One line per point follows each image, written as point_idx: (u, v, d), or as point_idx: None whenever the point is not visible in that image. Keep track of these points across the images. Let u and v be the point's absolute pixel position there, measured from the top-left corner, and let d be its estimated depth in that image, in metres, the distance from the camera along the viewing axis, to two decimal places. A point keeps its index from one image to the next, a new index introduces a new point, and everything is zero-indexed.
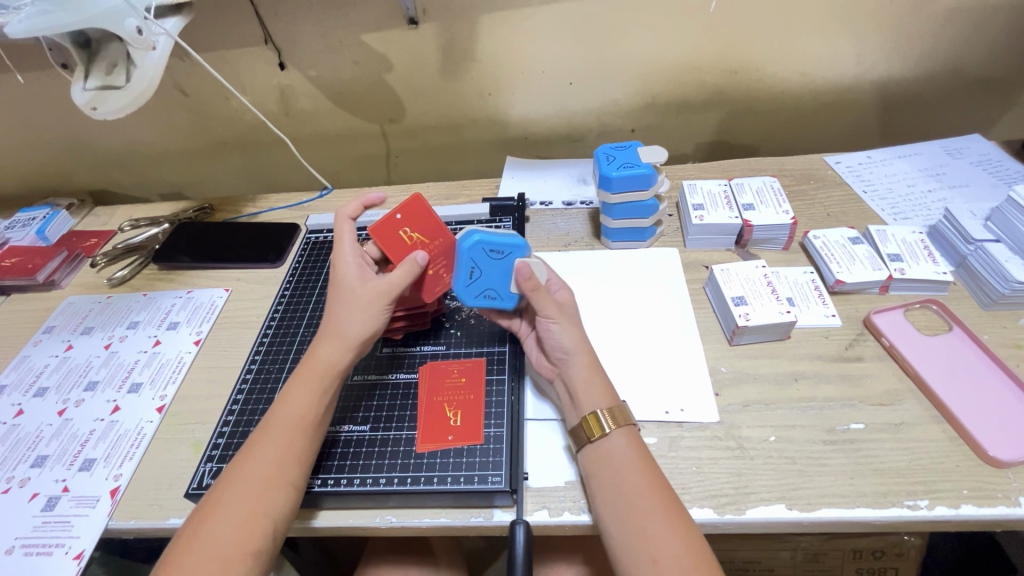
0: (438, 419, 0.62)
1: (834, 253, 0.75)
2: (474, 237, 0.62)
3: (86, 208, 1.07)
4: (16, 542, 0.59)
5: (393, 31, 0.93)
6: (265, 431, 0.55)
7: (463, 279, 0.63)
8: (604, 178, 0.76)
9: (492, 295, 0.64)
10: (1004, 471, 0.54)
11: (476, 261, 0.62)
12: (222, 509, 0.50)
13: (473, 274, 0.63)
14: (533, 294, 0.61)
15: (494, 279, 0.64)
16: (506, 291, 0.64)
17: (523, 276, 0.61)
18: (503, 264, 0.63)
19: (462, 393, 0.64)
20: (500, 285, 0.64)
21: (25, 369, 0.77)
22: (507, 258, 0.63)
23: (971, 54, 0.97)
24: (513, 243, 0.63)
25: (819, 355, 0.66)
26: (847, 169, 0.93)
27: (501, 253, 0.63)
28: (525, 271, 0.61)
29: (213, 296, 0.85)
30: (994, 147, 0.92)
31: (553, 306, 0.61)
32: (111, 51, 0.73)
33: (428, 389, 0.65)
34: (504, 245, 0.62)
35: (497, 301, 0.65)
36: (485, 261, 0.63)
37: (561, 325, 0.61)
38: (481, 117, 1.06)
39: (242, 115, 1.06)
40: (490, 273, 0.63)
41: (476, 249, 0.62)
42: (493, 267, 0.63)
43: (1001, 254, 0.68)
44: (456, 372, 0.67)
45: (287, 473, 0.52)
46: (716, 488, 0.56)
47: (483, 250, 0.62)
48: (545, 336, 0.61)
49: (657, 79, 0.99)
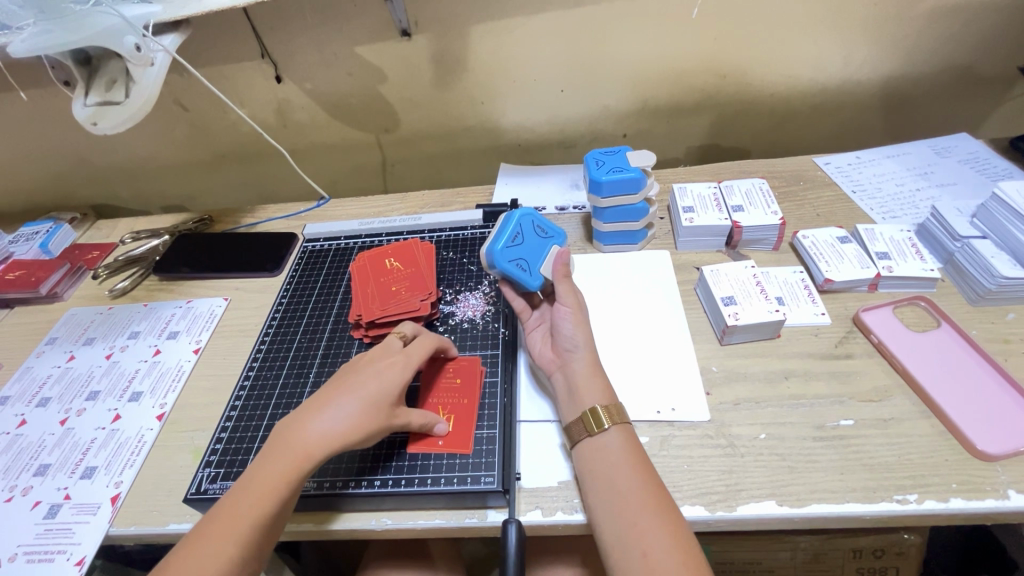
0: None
1: (822, 252, 0.76)
2: (529, 212, 0.72)
3: (89, 222, 1.10)
4: (19, 550, 0.60)
5: (386, 43, 0.95)
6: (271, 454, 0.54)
7: (507, 239, 0.68)
8: (594, 182, 0.77)
9: (521, 266, 0.67)
10: (993, 464, 0.55)
11: (523, 229, 0.70)
12: (217, 518, 0.51)
13: (516, 238, 0.69)
14: (562, 278, 0.67)
15: (530, 253, 0.69)
16: (535, 269, 0.68)
17: (560, 260, 0.68)
18: (544, 244, 0.71)
19: (457, 397, 0.65)
20: (532, 261, 0.68)
21: (28, 381, 0.79)
22: (548, 239, 0.71)
23: (955, 55, 0.98)
24: (556, 231, 0.73)
25: (808, 353, 0.67)
26: (836, 169, 0.94)
27: (546, 234, 0.72)
28: (562, 256, 0.69)
29: (212, 305, 0.86)
30: (981, 145, 0.93)
31: (572, 296, 0.65)
32: (111, 67, 0.75)
33: (422, 391, 0.65)
34: (551, 230, 0.72)
35: (523, 275, 0.67)
36: (531, 234, 0.71)
37: (574, 317, 0.64)
38: (475, 125, 1.07)
39: (240, 128, 1.08)
40: (529, 246, 0.69)
41: (526, 222, 0.71)
42: (534, 242, 0.70)
43: (987, 250, 0.69)
44: (450, 376, 0.67)
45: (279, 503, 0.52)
46: (707, 486, 0.56)
47: (533, 225, 0.72)
48: (559, 326, 0.64)
49: (647, 84, 1.01)
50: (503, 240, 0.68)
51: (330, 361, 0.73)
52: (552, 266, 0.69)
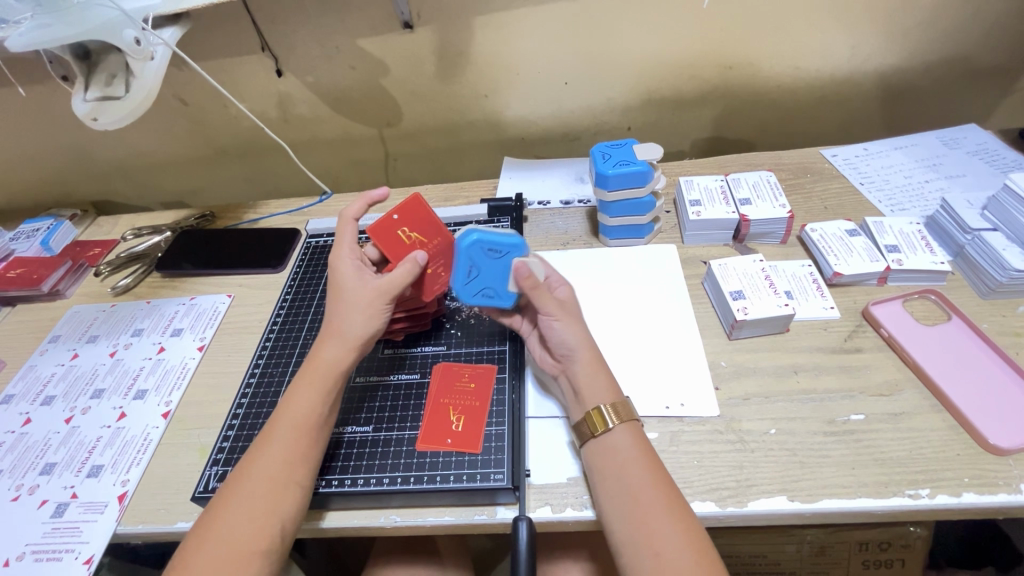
0: (442, 421, 0.62)
1: (831, 246, 0.75)
2: (472, 236, 0.63)
3: (90, 218, 1.09)
4: (26, 549, 0.60)
5: (388, 35, 0.94)
6: (269, 436, 0.55)
7: (462, 279, 0.64)
8: (600, 176, 0.76)
9: (490, 294, 0.65)
10: (1005, 459, 0.55)
11: (474, 260, 0.63)
12: (230, 510, 0.50)
13: (472, 273, 0.64)
14: (532, 291, 0.61)
15: (492, 278, 0.64)
16: (504, 290, 0.64)
17: (522, 276, 0.61)
18: (501, 263, 0.63)
19: (468, 398, 0.64)
20: (498, 284, 0.64)
21: (32, 379, 0.78)
22: (504, 257, 0.63)
23: (964, 45, 0.97)
24: (511, 242, 0.63)
25: (818, 348, 0.67)
26: (843, 161, 0.93)
27: (500, 253, 0.63)
28: (522, 270, 0.61)
29: (216, 302, 0.85)
30: (991, 137, 0.92)
31: (554, 303, 0.62)
32: (110, 61, 0.74)
33: (436, 389, 0.66)
34: (503, 244, 0.62)
35: (496, 300, 0.65)
36: (484, 261, 0.63)
37: (563, 322, 0.61)
38: (478, 119, 1.06)
39: (241, 122, 1.07)
40: (488, 272, 0.64)
41: (475, 248, 0.63)
42: (491, 266, 0.63)
43: (998, 242, 0.68)
44: (464, 377, 0.67)
45: (297, 476, 0.53)
46: (717, 482, 0.56)
47: (481, 249, 0.63)
48: (549, 332, 0.61)
49: (652, 76, 1.00)
50: (457, 278, 0.64)
51: None
52: (516, 282, 0.62)
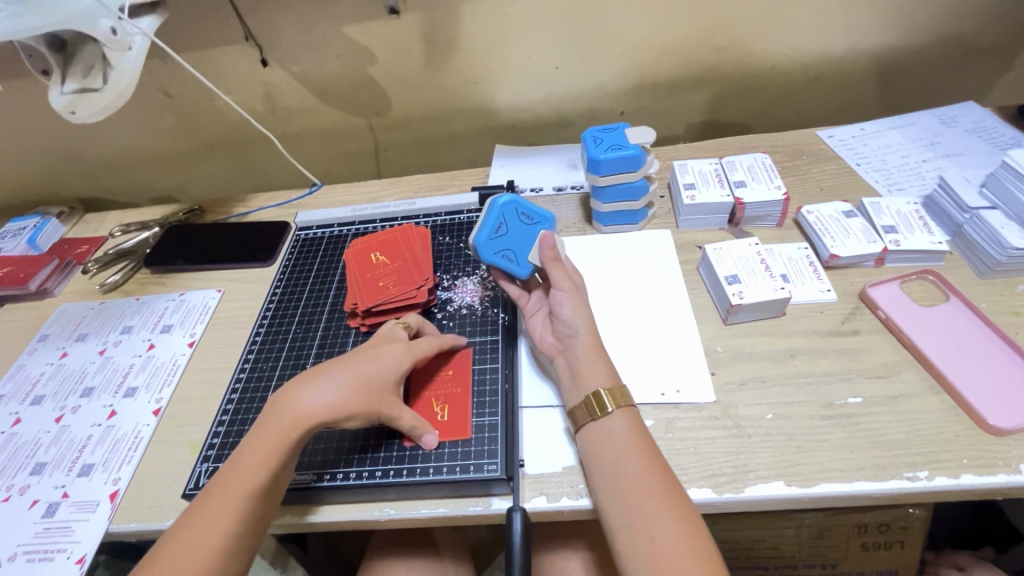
0: (428, 410, 0.61)
1: (827, 227, 0.74)
2: (509, 199, 0.68)
3: (77, 216, 1.07)
4: (18, 550, 0.59)
5: (374, 22, 0.92)
6: (243, 451, 0.53)
7: (489, 231, 0.66)
8: (592, 161, 0.75)
9: (509, 257, 0.66)
10: (1004, 439, 0.54)
11: (505, 217, 0.67)
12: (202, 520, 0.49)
13: (500, 229, 0.66)
14: (551, 263, 0.64)
15: (516, 241, 0.67)
16: (522, 257, 0.66)
17: (546, 246, 0.65)
18: (529, 229, 0.68)
19: (451, 385, 0.64)
20: (519, 249, 0.66)
21: (21, 379, 0.77)
22: (533, 226, 0.69)
23: (961, 21, 0.95)
24: (542, 216, 0.69)
25: (815, 331, 0.66)
26: (839, 142, 0.92)
27: (530, 220, 0.69)
28: (548, 240, 0.65)
29: (205, 297, 0.84)
30: (988, 114, 0.91)
31: (566, 279, 0.63)
32: (87, 53, 0.72)
33: (420, 380, 0.64)
34: (536, 214, 0.69)
35: (512, 264, 0.66)
36: (514, 221, 0.68)
37: (571, 300, 0.61)
38: (468, 107, 1.05)
39: (227, 115, 1.05)
40: (513, 234, 0.67)
41: (507, 208, 0.68)
42: (519, 229, 0.68)
43: (996, 220, 0.67)
44: (447, 367, 0.66)
45: (262, 497, 0.51)
46: (714, 468, 0.55)
47: (514, 211, 0.68)
48: (556, 308, 0.62)
49: (645, 59, 0.98)
50: (486, 230, 0.66)
51: (327, 350, 0.72)
52: (538, 253, 0.65)
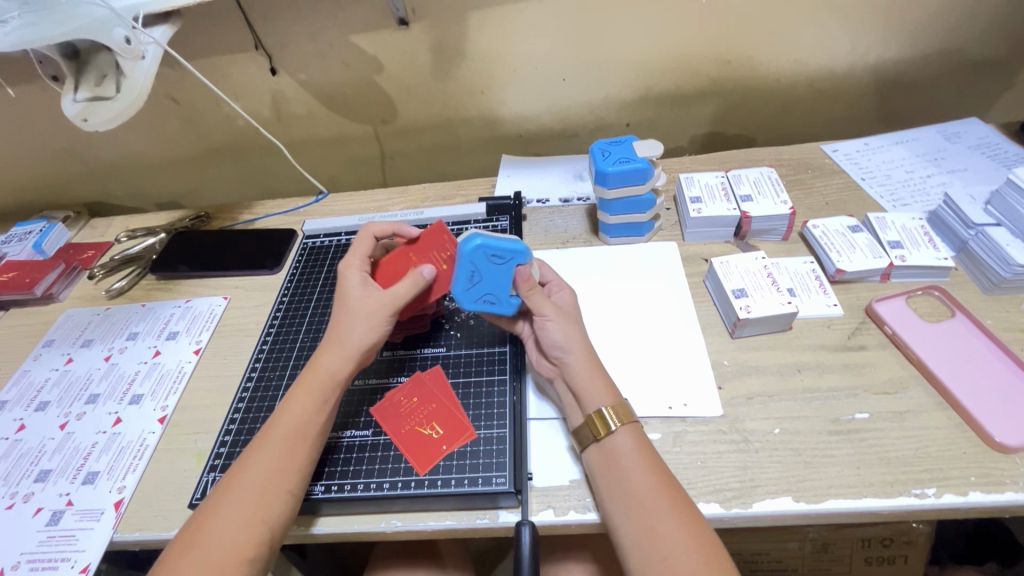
0: (419, 439, 0.61)
1: (833, 242, 0.74)
2: (475, 241, 0.60)
3: (83, 220, 1.07)
4: (22, 558, 0.59)
5: (383, 32, 0.92)
6: (260, 444, 0.54)
7: (463, 283, 0.62)
8: (599, 173, 0.76)
9: (491, 300, 0.63)
10: (1011, 456, 0.54)
11: (476, 265, 0.61)
12: (223, 510, 0.50)
13: (474, 277, 0.62)
14: (529, 293, 0.61)
15: (494, 285, 0.62)
16: (505, 297, 0.63)
17: (522, 278, 0.61)
18: (504, 270, 0.61)
19: (424, 408, 0.63)
20: (500, 291, 0.63)
21: (25, 384, 0.77)
22: (507, 263, 0.61)
23: (964, 38, 0.96)
24: (514, 248, 0.61)
25: (821, 345, 0.66)
26: (844, 156, 0.93)
27: (502, 258, 0.61)
28: (524, 272, 0.61)
29: (212, 304, 0.84)
30: (991, 130, 0.91)
31: (550, 306, 0.61)
32: (100, 61, 0.72)
33: (390, 426, 0.62)
34: (505, 250, 0.60)
35: (496, 306, 0.64)
36: (486, 267, 0.61)
37: (558, 325, 0.60)
38: (474, 117, 1.05)
39: (235, 121, 1.06)
40: (489, 279, 0.62)
41: (477, 253, 0.60)
42: (494, 272, 0.62)
43: (1002, 237, 0.68)
44: (405, 397, 0.65)
45: (284, 483, 0.52)
46: (722, 483, 0.55)
47: (485, 255, 0.61)
48: (544, 336, 0.60)
49: (651, 72, 0.99)
50: (460, 282, 0.62)
51: None
52: (516, 286, 0.62)
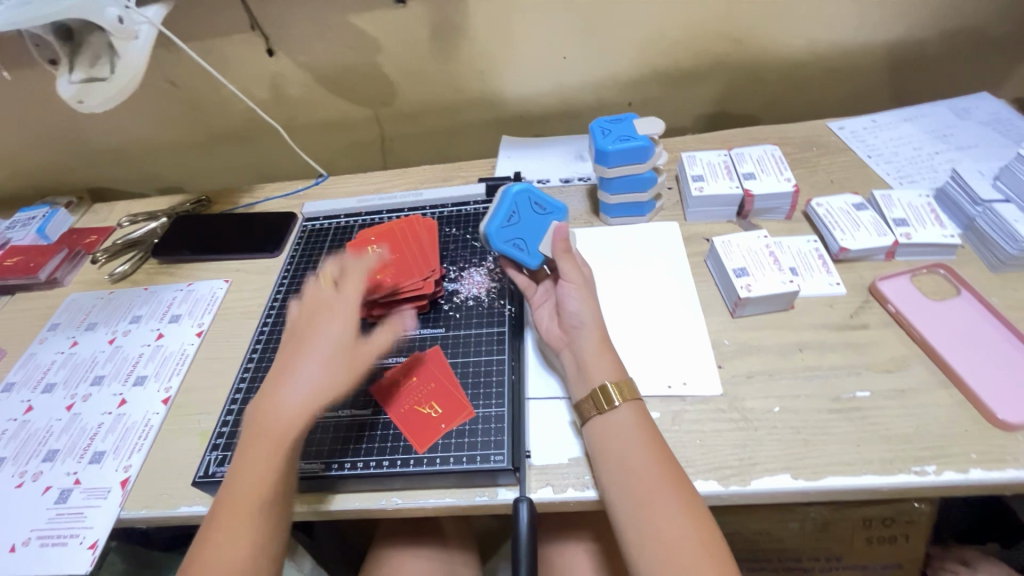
0: (418, 418, 0.61)
1: (837, 220, 0.73)
2: (521, 187, 0.68)
3: (85, 206, 1.08)
4: (32, 534, 0.60)
5: (381, 11, 0.91)
6: (262, 442, 0.52)
7: (502, 219, 0.65)
8: (600, 152, 0.75)
9: (520, 247, 0.65)
10: (1014, 434, 0.54)
11: (518, 206, 0.67)
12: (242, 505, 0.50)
13: (512, 217, 0.66)
14: (562, 253, 0.64)
15: (528, 231, 0.66)
16: (534, 248, 0.65)
17: (560, 236, 0.65)
18: (542, 220, 0.67)
19: (423, 387, 0.63)
20: (531, 239, 0.66)
21: (32, 367, 0.78)
22: (546, 216, 0.67)
23: (977, 10, 0.93)
24: (555, 206, 0.68)
25: (823, 324, 0.65)
26: (850, 133, 0.91)
27: (543, 210, 0.68)
28: (562, 231, 0.65)
29: (213, 287, 0.85)
30: (1003, 105, 0.89)
31: (576, 272, 0.63)
32: (94, 42, 0.72)
33: (391, 404, 0.62)
34: (549, 204, 0.68)
35: (522, 256, 0.65)
36: (528, 211, 0.67)
37: (579, 293, 0.61)
38: (474, 98, 1.04)
39: (234, 104, 1.05)
40: (525, 224, 0.66)
41: (521, 197, 0.67)
42: (533, 220, 0.67)
43: (1010, 213, 0.66)
44: (405, 376, 0.65)
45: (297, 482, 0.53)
46: (721, 461, 0.55)
47: (528, 200, 0.67)
48: (564, 300, 0.62)
49: (654, 50, 0.97)
50: (499, 218, 0.66)
51: None
52: (551, 243, 0.65)
